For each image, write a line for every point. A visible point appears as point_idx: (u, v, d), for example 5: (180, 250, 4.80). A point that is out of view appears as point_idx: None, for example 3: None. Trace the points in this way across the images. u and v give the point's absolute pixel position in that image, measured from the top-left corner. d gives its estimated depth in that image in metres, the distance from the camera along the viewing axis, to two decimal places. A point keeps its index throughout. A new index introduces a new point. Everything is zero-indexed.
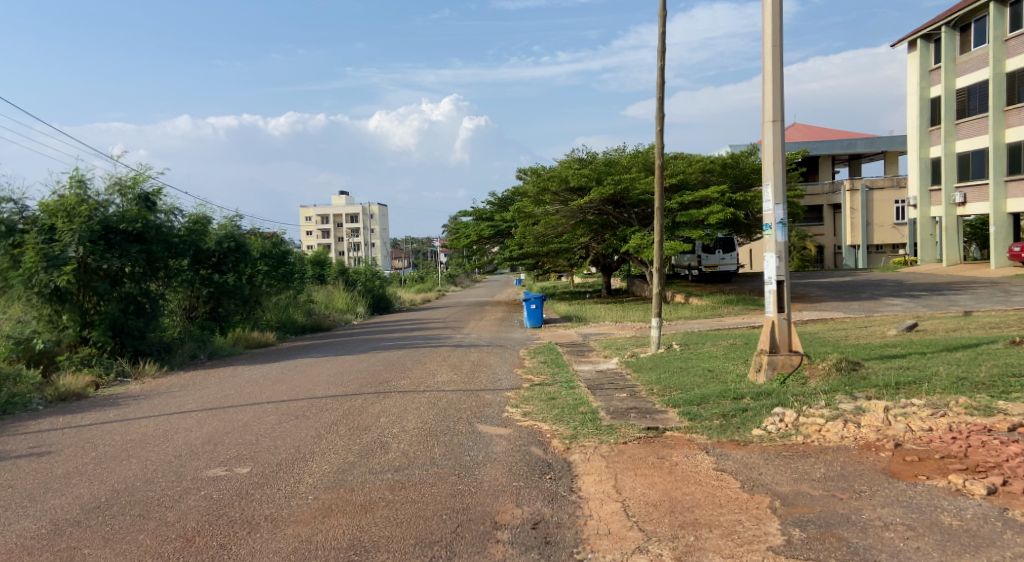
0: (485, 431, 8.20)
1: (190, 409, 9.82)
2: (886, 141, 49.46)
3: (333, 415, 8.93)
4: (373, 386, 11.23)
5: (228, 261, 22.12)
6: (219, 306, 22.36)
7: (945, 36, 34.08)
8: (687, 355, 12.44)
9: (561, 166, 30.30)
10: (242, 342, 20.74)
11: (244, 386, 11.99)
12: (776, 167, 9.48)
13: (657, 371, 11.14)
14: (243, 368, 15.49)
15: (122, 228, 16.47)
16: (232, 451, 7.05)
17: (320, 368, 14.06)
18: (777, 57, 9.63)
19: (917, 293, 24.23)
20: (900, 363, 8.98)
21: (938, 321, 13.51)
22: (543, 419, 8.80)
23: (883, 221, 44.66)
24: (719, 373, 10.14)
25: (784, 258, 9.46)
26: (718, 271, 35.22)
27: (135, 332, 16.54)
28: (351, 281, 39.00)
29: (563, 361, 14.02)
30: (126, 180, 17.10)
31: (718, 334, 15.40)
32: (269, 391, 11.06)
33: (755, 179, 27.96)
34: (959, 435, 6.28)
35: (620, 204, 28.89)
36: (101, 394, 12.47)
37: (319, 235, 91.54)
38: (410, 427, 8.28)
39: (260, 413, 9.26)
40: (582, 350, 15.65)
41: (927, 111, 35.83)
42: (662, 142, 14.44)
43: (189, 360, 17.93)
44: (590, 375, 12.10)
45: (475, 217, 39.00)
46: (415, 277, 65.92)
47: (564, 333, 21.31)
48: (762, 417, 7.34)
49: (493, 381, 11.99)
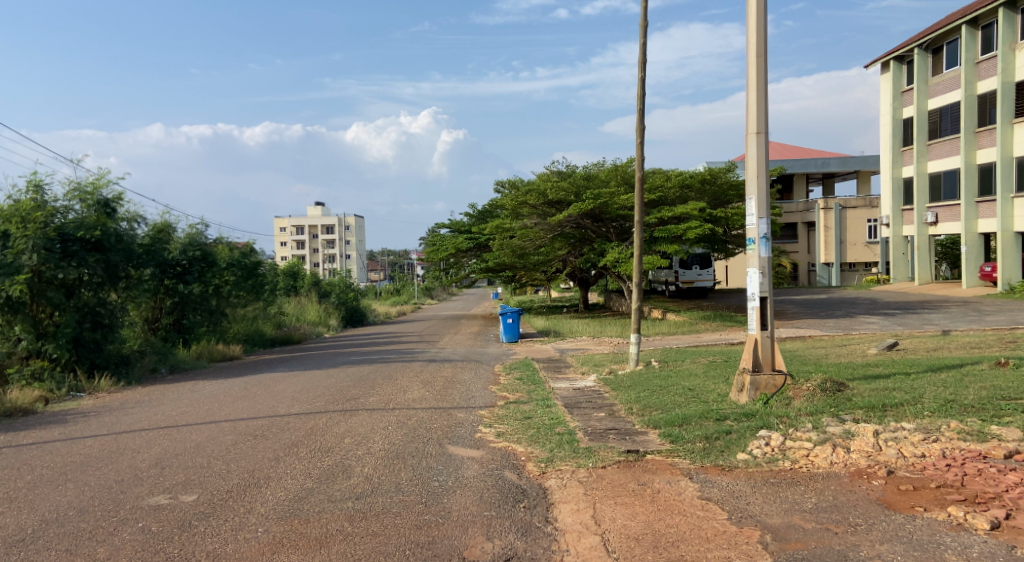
0: (455, 453, 7.78)
1: (142, 428, 9.36)
2: (861, 160, 49.76)
3: (294, 435, 8.48)
4: (340, 404, 10.78)
5: (194, 271, 21.59)
6: (185, 317, 21.90)
7: (917, 58, 34.26)
8: (666, 372, 12.08)
9: (539, 179, 30.03)
10: (206, 356, 20.16)
11: (205, 402, 11.52)
12: (759, 181, 9.17)
13: (636, 390, 10.77)
14: (204, 382, 15.00)
15: (78, 236, 15.99)
16: (180, 479, 6.61)
17: (287, 384, 13.58)
18: (761, 68, 9.34)
19: (892, 311, 24.11)
20: (886, 384, 8.65)
21: (919, 340, 13.24)
22: (517, 440, 8.37)
23: (857, 239, 44.84)
24: (699, 392, 9.77)
25: (767, 274, 9.13)
26: (695, 287, 35.10)
27: (91, 345, 16.03)
28: (325, 293, 38.46)
29: (539, 378, 13.61)
30: (85, 186, 16.65)
31: (697, 351, 15.06)
32: (230, 409, 10.60)
33: (732, 195, 27.86)
34: (954, 462, 5.94)
35: (598, 218, 28.64)
36: (49, 410, 12.03)
37: (294, 246, 90.82)
38: (376, 449, 7.85)
39: (216, 432, 8.79)
40: (558, 366, 15.27)
41: (901, 131, 35.98)
42: (642, 156, 14.13)
43: (149, 373, 17.38)
44: (566, 393, 11.71)
45: (452, 230, 38.65)
46: (392, 289, 65.51)
47: (539, 348, 20.94)
48: (746, 440, 6.96)
49: (466, 398, 11.55)
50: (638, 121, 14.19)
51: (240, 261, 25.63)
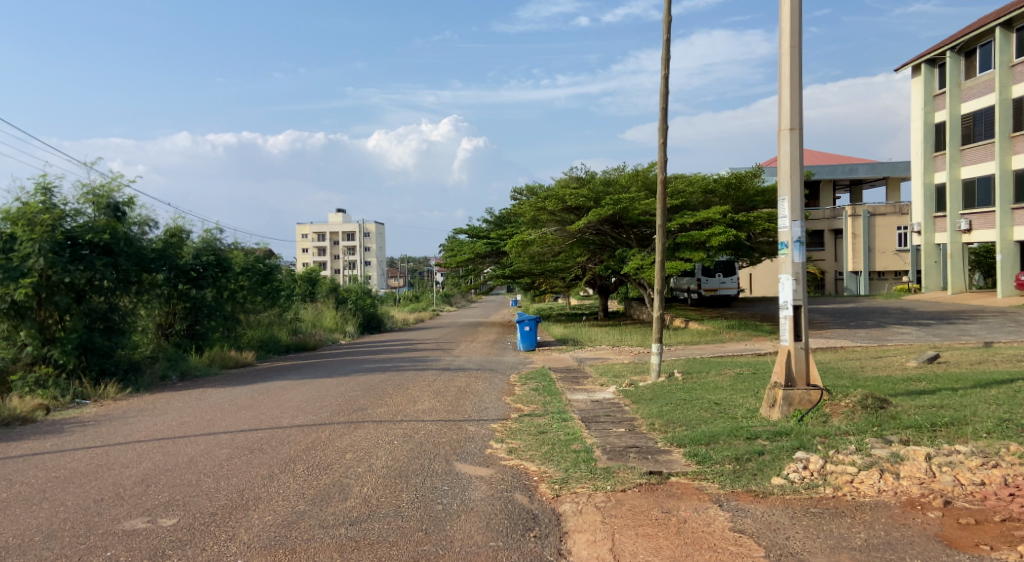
0: (462, 472, 7.21)
1: (136, 440, 8.89)
2: (888, 167, 48.80)
3: (293, 449, 7.96)
4: (346, 415, 10.23)
5: (207, 276, 21.13)
6: (197, 323, 21.27)
7: (949, 61, 33.41)
8: (689, 385, 11.44)
9: (559, 184, 29.45)
10: (218, 363, 19.67)
11: (206, 412, 11.02)
12: (793, 180, 8.54)
13: (659, 403, 10.13)
14: (212, 390, 14.50)
15: (88, 240, 15.48)
16: (163, 499, 6.16)
17: (294, 392, 13.08)
18: (795, 60, 8.70)
19: (925, 322, 23.27)
20: (932, 401, 7.96)
21: (959, 352, 12.50)
22: (530, 457, 7.77)
23: (885, 247, 43.88)
24: (727, 408, 9.13)
25: (801, 281, 8.49)
26: (718, 295, 34.35)
27: (101, 351, 15.53)
28: (342, 299, 38.03)
29: (556, 389, 13.00)
30: (98, 189, 16.09)
31: (721, 362, 14.39)
32: (230, 419, 10.09)
33: (757, 201, 27.15)
34: (1018, 491, 5.29)
35: (619, 224, 28.01)
36: (49, 418, 11.56)
37: (315, 253, 90.67)
38: (378, 465, 7.30)
39: (211, 445, 8.30)
40: (577, 377, 14.66)
41: (932, 136, 35.11)
42: (665, 156, 13.54)
43: (158, 380, 16.93)
44: (584, 405, 11.09)
45: (471, 236, 38.14)
46: (410, 296, 65.02)
47: (558, 356, 20.33)
48: (782, 463, 6.35)
49: (479, 410, 10.97)
50: (660, 121, 13.62)
51: (253, 266, 25.25)
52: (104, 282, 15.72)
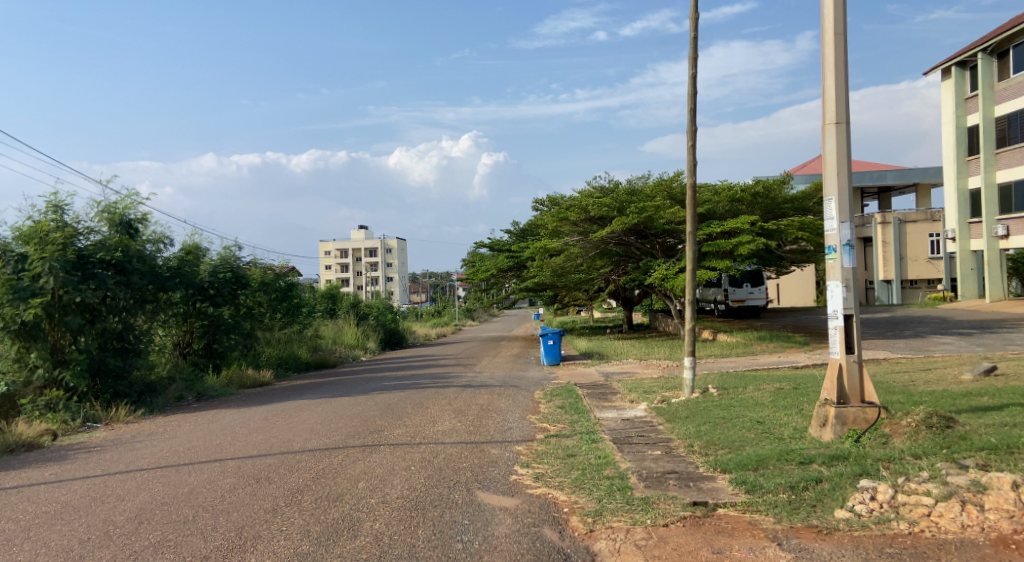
0: (484, 503, 6.54)
1: (137, 468, 8.29)
2: (917, 173, 47.75)
3: (301, 478, 7.34)
4: (363, 437, 9.60)
5: (224, 293, 20.58)
6: (215, 341, 20.67)
7: (981, 63, 32.48)
8: (726, 401, 10.73)
9: (581, 195, 28.81)
10: (235, 383, 19.09)
11: (216, 435, 10.44)
12: (841, 178, 7.88)
13: (696, 422, 9.43)
14: (227, 411, 13.91)
15: (99, 258, 14.93)
16: (155, 540, 5.58)
17: (309, 413, 12.49)
18: (840, 48, 8.04)
19: (966, 331, 22.35)
20: (1003, 419, 7.23)
21: (1016, 363, 11.69)
22: (559, 484, 7.11)
23: (917, 254, 42.80)
24: (772, 427, 8.42)
25: (852, 287, 7.82)
26: (746, 305, 33.48)
27: (115, 372, 14.97)
28: (362, 315, 37.53)
29: (583, 406, 12.31)
30: (113, 206, 15.48)
31: (757, 376, 13.66)
32: (240, 444, 9.49)
33: (787, 209, 26.33)
34: None
35: (644, 234, 27.33)
36: (57, 444, 10.99)
37: (338, 269, 90.48)
38: (392, 495, 6.68)
39: (215, 473, 7.70)
40: (605, 393, 13.96)
41: (964, 140, 34.13)
42: (694, 159, 12.89)
43: (174, 402, 16.38)
44: (614, 424, 10.40)
45: (492, 249, 37.54)
46: (432, 311, 64.45)
47: (583, 371, 19.64)
48: (843, 492, 5.67)
49: (502, 431, 10.31)
50: (688, 123, 12.99)
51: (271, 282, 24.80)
52: (117, 301, 15.17)
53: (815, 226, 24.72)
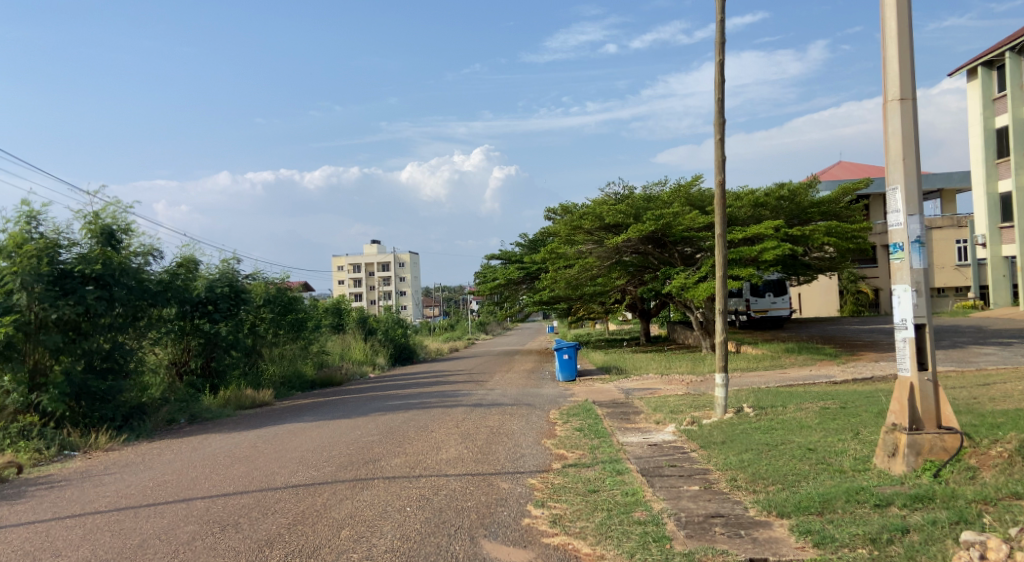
0: (491, 558, 5.37)
1: (93, 511, 7.18)
2: (941, 179, 46.69)
3: (276, 525, 6.22)
4: (356, 469, 8.45)
5: (222, 308, 19.36)
6: (212, 360, 19.39)
7: (1010, 62, 31.17)
8: (766, 424, 9.59)
9: (595, 202, 27.66)
10: (233, 403, 17.82)
11: (194, 466, 9.33)
12: (908, 164, 6.80)
13: (736, 450, 8.29)
14: (216, 436, 12.78)
15: (78, 271, 13.90)
16: None
17: (304, 438, 11.36)
18: (903, 12, 6.96)
19: (1006, 341, 21.07)
20: None
21: None
22: (581, 530, 5.97)
23: (943, 262, 41.55)
24: (829, 458, 7.28)
25: (924, 293, 6.70)
26: (769, 316, 32.33)
27: (96, 395, 13.89)
28: (371, 329, 36.46)
29: (603, 428, 11.17)
30: (93, 215, 14.43)
31: (795, 394, 12.52)
32: (217, 478, 8.38)
33: (813, 213, 25.04)
34: None
35: (662, 242, 26.20)
36: (23, 477, 9.90)
37: (351, 284, 89.63)
38: (379, 550, 5.54)
39: (178, 519, 6.60)
40: (626, 413, 12.82)
41: (993, 142, 32.81)
42: (722, 154, 11.75)
43: (163, 425, 15.22)
44: (641, 451, 9.24)
45: (504, 261, 36.45)
46: (445, 325, 63.36)
47: (601, 388, 18.49)
48: (943, 550, 4.57)
49: (515, 459, 9.16)
50: (716, 115, 11.90)
51: (275, 297, 23.99)
52: (100, 318, 14.12)
53: (843, 232, 23.56)
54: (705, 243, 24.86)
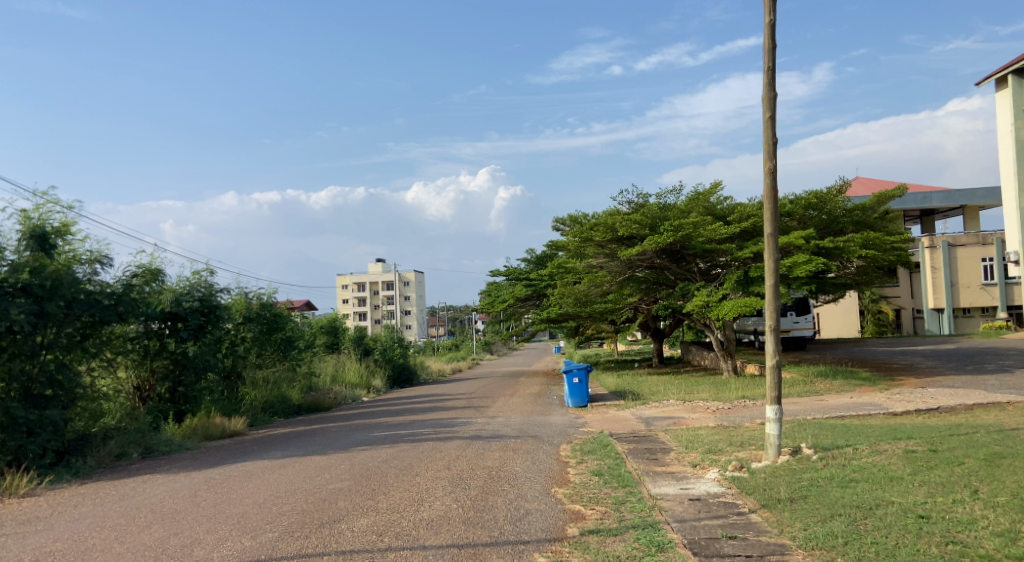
0: None
1: None
2: (964, 195, 45.61)
3: None
4: (303, 537, 6.39)
5: (191, 325, 17.09)
6: (181, 384, 17.08)
7: None
8: (843, 476, 7.54)
9: (608, 212, 25.57)
10: (198, 434, 15.52)
11: (98, 529, 7.23)
12: None
13: (814, 513, 6.25)
14: (160, 477, 10.65)
15: (4, 280, 11.83)
16: None
17: (259, 483, 9.20)
18: None
19: None
20: None
21: None
22: None
23: (968, 281, 39.71)
24: (954, 537, 5.30)
25: None
26: (792, 336, 30.14)
27: (25, 428, 11.78)
28: (368, 349, 34.28)
29: (628, 473, 9.04)
30: (24, 216, 12.33)
31: (857, 432, 10.45)
32: (116, 550, 6.33)
33: (845, 223, 22.97)
34: None
35: (679, 254, 24.06)
36: None
37: (355, 304, 87.47)
38: None
39: None
40: (653, 451, 10.74)
41: None
42: (773, 137, 9.72)
43: (110, 461, 13.09)
44: (682, 508, 7.17)
45: (509, 277, 34.42)
46: (450, 344, 61.06)
47: (616, 416, 16.37)
48: None
49: (517, 518, 7.10)
50: (766, 90, 9.98)
51: (259, 314, 21.83)
52: (34, 337, 12.06)
53: (881, 242, 21.65)
54: (727, 256, 22.75)
